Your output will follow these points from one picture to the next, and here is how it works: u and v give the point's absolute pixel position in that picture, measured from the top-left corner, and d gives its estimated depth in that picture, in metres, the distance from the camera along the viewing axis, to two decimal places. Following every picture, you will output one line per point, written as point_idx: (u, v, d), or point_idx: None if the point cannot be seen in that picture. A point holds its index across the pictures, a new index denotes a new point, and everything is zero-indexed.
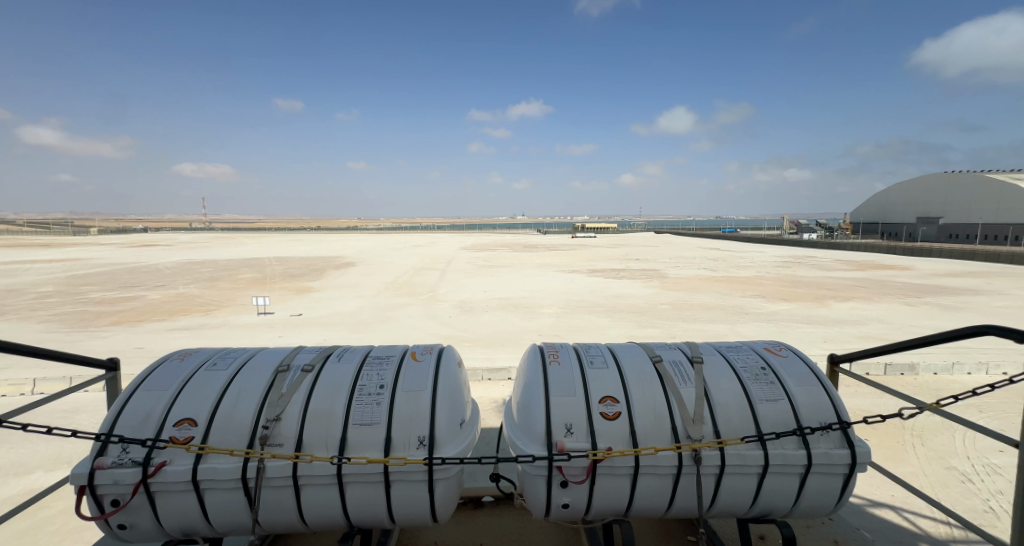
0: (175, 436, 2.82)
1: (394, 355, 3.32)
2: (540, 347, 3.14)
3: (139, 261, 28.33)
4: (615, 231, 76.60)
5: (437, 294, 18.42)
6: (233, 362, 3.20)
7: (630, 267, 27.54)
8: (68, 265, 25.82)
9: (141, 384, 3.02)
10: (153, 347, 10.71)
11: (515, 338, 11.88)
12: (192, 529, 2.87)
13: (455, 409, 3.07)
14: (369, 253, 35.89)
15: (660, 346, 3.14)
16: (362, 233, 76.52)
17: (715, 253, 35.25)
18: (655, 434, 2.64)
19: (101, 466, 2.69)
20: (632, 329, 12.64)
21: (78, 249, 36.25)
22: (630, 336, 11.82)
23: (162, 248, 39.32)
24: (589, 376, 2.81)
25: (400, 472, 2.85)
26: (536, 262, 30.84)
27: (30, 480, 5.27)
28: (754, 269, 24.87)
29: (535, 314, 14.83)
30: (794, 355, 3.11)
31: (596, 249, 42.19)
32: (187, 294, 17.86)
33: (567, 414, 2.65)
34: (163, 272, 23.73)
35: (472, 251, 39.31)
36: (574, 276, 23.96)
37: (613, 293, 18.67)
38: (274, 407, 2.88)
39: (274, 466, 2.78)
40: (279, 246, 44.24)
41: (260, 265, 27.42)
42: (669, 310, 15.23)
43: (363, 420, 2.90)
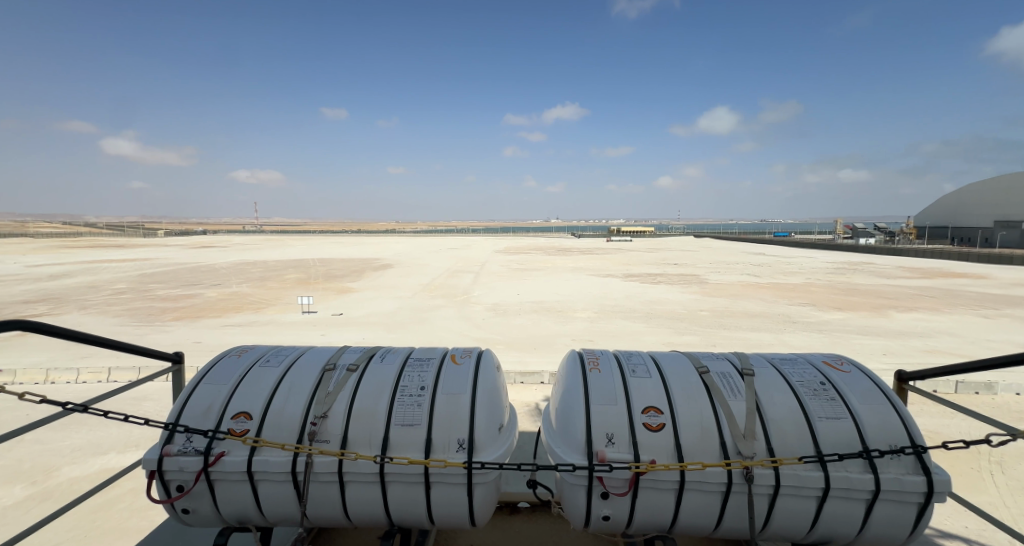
0: (232, 428, 2.99)
1: (435, 357, 3.38)
2: (579, 353, 3.09)
3: (198, 262, 30.49)
4: (652, 234, 74.90)
5: (471, 296, 18.66)
6: (285, 359, 3.36)
7: (668, 271, 26.81)
8: (138, 265, 28.19)
9: (203, 378, 3.22)
10: (210, 342, 11.46)
11: (548, 343, 11.80)
12: (246, 518, 3.03)
13: (494, 412, 3.09)
14: (406, 256, 36.88)
15: (707, 356, 3.02)
16: (400, 236, 78.98)
17: (760, 258, 33.66)
18: (701, 450, 2.53)
19: (169, 453, 2.90)
20: (670, 336, 12.28)
21: (148, 250, 39.79)
22: (668, 344, 11.47)
23: (218, 249, 42.39)
24: (631, 385, 2.74)
25: (441, 474, 2.89)
26: (570, 266, 30.65)
27: (105, 460, 5.77)
28: (803, 276, 23.56)
29: (569, 318, 14.69)
30: (857, 370, 2.90)
31: (632, 253, 41.29)
32: (240, 292, 19.05)
33: (607, 424, 2.59)
34: (219, 272, 25.45)
35: (506, 254, 39.55)
36: (610, 280, 23.60)
37: (649, 298, 18.20)
38: (322, 405, 3.00)
39: (322, 461, 2.89)
40: (323, 248, 46.32)
41: (304, 267, 28.74)
42: (710, 317, 14.68)
43: (405, 420, 2.97)
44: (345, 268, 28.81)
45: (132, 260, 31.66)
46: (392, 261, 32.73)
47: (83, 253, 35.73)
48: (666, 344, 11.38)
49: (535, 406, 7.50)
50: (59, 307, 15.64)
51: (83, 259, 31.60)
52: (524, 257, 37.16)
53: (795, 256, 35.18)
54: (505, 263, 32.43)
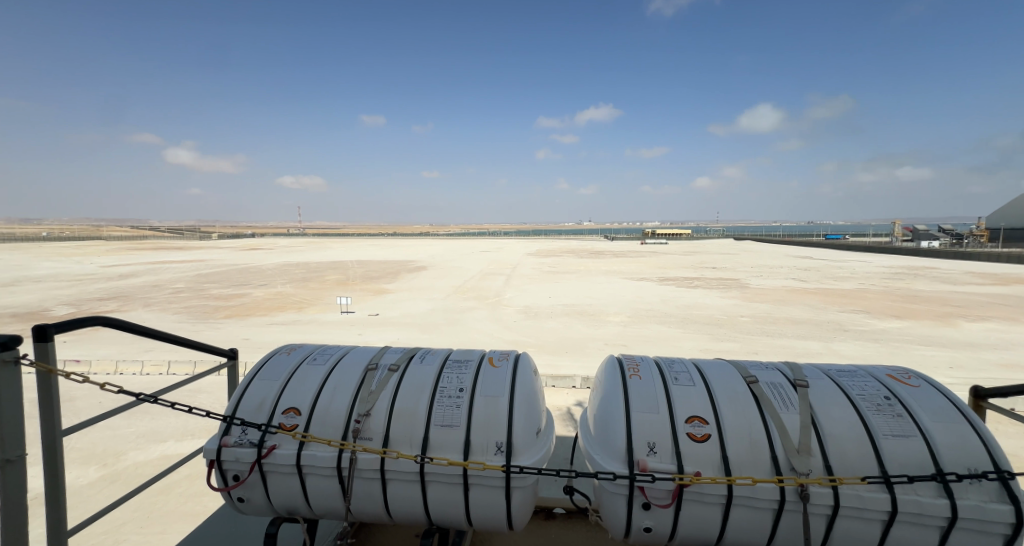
0: (283, 423, 3.14)
1: (473, 360, 3.41)
2: (619, 359, 3.04)
3: (248, 263, 32.39)
4: (690, 237, 72.75)
5: (503, 298, 18.78)
6: (330, 358, 3.49)
7: (706, 275, 25.95)
8: (195, 266, 30.31)
9: (257, 374, 3.40)
10: (257, 339, 12.11)
11: (580, 347, 11.70)
12: (295, 509, 3.17)
13: (532, 416, 3.09)
14: (440, 258, 37.63)
15: (756, 366, 2.89)
16: (435, 238, 80.62)
17: (808, 263, 31.90)
18: (750, 464, 2.42)
19: (226, 444, 3.08)
20: (708, 342, 11.87)
21: (204, 253, 42.68)
22: (705, 351, 11.07)
23: (266, 251, 44.83)
24: (674, 393, 2.66)
25: (479, 476, 2.91)
26: (603, 268, 30.27)
27: (165, 447, 6.22)
28: (856, 281, 22.12)
29: (601, 322, 14.49)
30: (927, 385, 2.69)
31: (669, 256, 40.21)
32: (285, 292, 20.07)
33: (649, 433, 2.52)
34: (266, 273, 26.92)
35: (538, 257, 39.51)
36: (644, 283, 23.10)
37: (686, 303, 17.64)
38: (365, 403, 3.10)
39: (365, 458, 2.99)
40: (361, 250, 48.05)
41: (343, 268, 29.80)
42: (751, 323, 14.08)
43: (444, 421, 3.01)
44: (381, 269, 29.69)
45: (189, 261, 34.00)
46: (427, 263, 33.48)
47: (147, 255, 38.78)
48: (703, 351, 11.00)
49: (567, 411, 7.46)
50: (126, 304, 17.00)
51: (147, 260, 34.26)
52: (556, 260, 37.06)
53: (846, 260, 33.12)
54: (537, 265, 32.42)
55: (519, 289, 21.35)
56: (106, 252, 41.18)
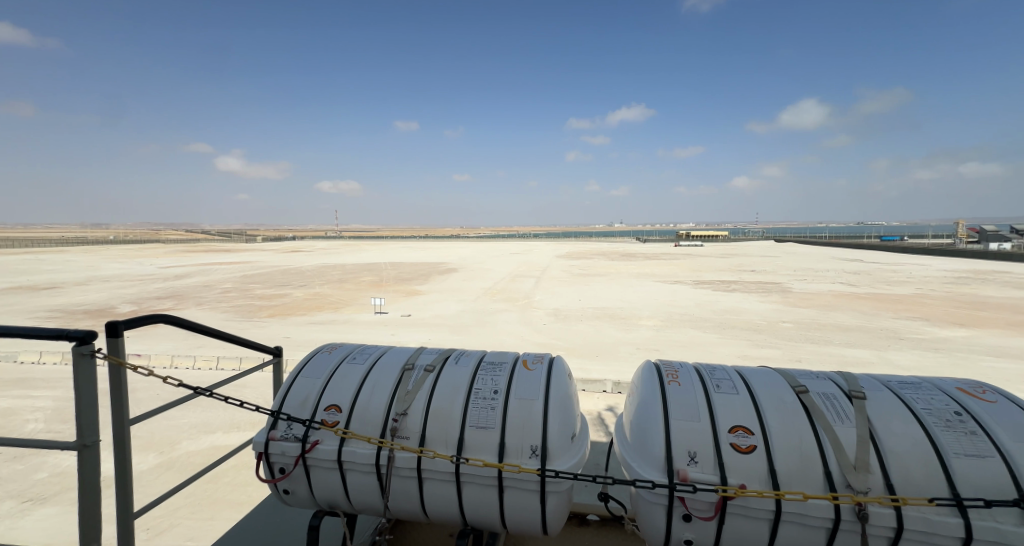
0: (325, 419, 3.24)
1: (507, 362, 3.41)
2: (656, 365, 2.96)
3: (288, 265, 33.92)
4: (727, 238, 70.26)
5: (532, 301, 18.80)
6: (369, 357, 3.60)
7: (744, 279, 24.98)
8: (241, 267, 32.03)
9: (300, 372, 3.53)
10: (297, 337, 12.63)
11: (611, 351, 11.51)
12: (336, 503, 3.27)
13: (566, 420, 3.07)
14: (471, 260, 38.04)
15: (805, 374, 2.75)
16: (465, 241, 81.73)
17: (858, 266, 30.04)
18: (800, 479, 2.31)
19: (274, 437, 3.22)
20: (746, 349, 11.41)
21: (249, 255, 45.06)
22: (743, 358, 10.64)
23: (305, 254, 46.77)
24: (716, 401, 2.56)
25: (514, 480, 2.91)
26: (634, 271, 29.73)
27: (214, 438, 6.58)
28: (912, 286, 20.63)
29: (633, 326, 14.19)
30: (1005, 400, 2.48)
31: (704, 259, 39.00)
32: (322, 293, 20.88)
33: (689, 441, 2.44)
34: (306, 274, 28.07)
35: (568, 260, 39.10)
36: (678, 287, 22.49)
37: (723, 307, 17.00)
38: (403, 402, 3.16)
39: (403, 457, 3.05)
40: (395, 252, 49.31)
41: (377, 270, 30.61)
42: (793, 329, 13.42)
43: (479, 422, 3.04)
44: (414, 271, 30.36)
45: (235, 263, 35.92)
46: (457, 265, 33.94)
47: (198, 257, 41.24)
48: (741, 358, 10.57)
49: (597, 416, 7.38)
50: (180, 303, 18.14)
51: (198, 261, 36.47)
52: (587, 262, 36.66)
53: (901, 263, 30.98)
54: (567, 268, 32.20)
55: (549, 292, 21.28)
56: (161, 255, 44.12)
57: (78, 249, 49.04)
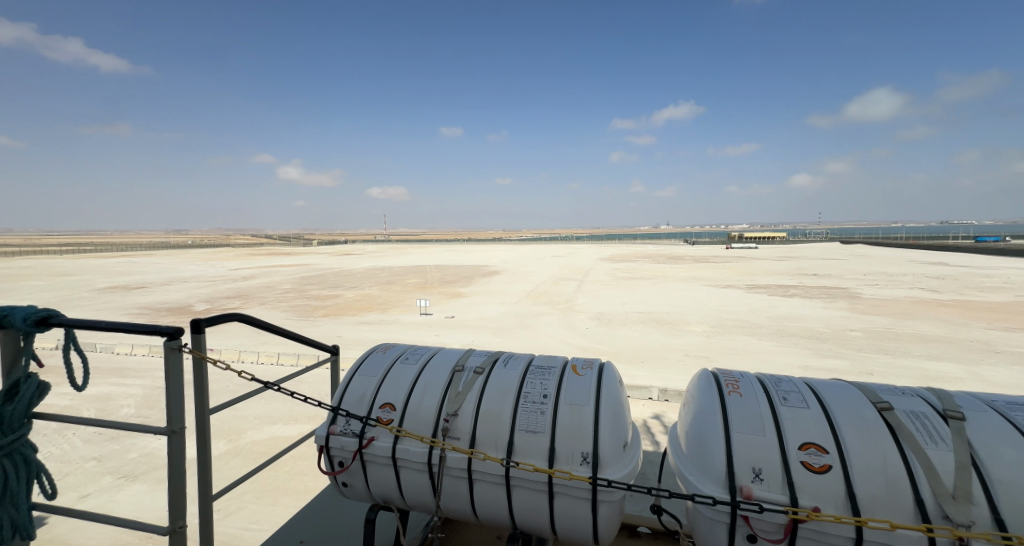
0: (380, 416, 3.35)
1: (556, 366, 3.38)
2: (714, 374, 2.81)
3: (341, 267, 35.79)
4: (785, 240, 65.96)
5: (575, 304, 18.59)
6: (421, 357, 3.69)
7: (805, 283, 23.34)
8: (299, 269, 34.15)
9: (357, 370, 3.66)
10: (349, 336, 13.26)
11: (657, 357, 11.11)
12: (390, 498, 3.37)
13: (618, 429, 2.99)
14: (513, 263, 38.21)
15: (888, 390, 2.51)
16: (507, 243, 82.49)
17: (941, 270, 27.12)
18: (885, 506, 2.10)
19: (333, 432, 3.38)
20: (807, 359, 10.63)
21: (306, 258, 47.94)
22: (804, 369, 9.92)
23: (356, 257, 49.07)
24: (783, 415, 2.39)
25: (565, 486, 2.88)
26: (682, 274, 28.63)
27: (275, 429, 7.02)
28: (1008, 293, 18.35)
29: (681, 331, 13.64)
30: None
31: (759, 261, 36.84)
32: (372, 295, 21.75)
33: (753, 456, 2.30)
34: (357, 276, 29.46)
35: (611, 262, 38.27)
36: (729, 291, 21.40)
37: (781, 314, 15.96)
38: (453, 403, 3.21)
39: (454, 457, 3.09)
40: (439, 255, 50.56)
41: (422, 272, 31.56)
42: (862, 339, 12.35)
43: (528, 426, 3.02)
44: (457, 273, 31.02)
45: (294, 265, 38.41)
46: (500, 268, 34.31)
47: (261, 260, 44.49)
48: (801, 369, 9.86)
49: (643, 424, 7.17)
50: (247, 302, 19.57)
51: (261, 264, 39.35)
52: (631, 265, 35.81)
53: (993, 267, 27.62)
54: (610, 271, 31.60)
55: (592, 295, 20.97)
56: (230, 257, 48.05)
57: (162, 252, 54.53)
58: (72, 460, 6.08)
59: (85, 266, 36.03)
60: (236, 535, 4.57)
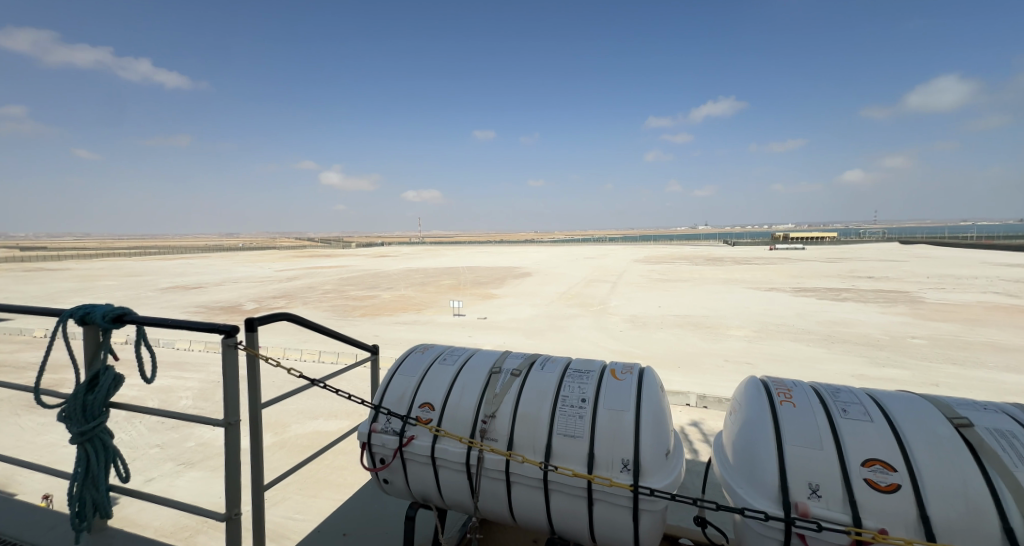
0: (420, 416, 3.40)
1: (594, 370, 3.31)
2: (764, 382, 2.66)
3: (378, 269, 36.87)
4: (836, 240, 62.16)
5: (609, 306, 18.27)
6: (458, 359, 3.71)
7: (858, 286, 21.88)
8: (339, 270, 35.49)
9: (397, 370, 3.73)
10: (386, 336, 13.62)
11: (696, 362, 10.72)
12: (428, 497, 3.41)
13: (660, 437, 2.90)
14: (546, 264, 38.07)
15: (965, 405, 2.30)
16: (540, 244, 82.38)
17: (1018, 273, 24.66)
18: (964, 533, 1.92)
19: (375, 430, 3.45)
20: (861, 367, 9.94)
21: (346, 260, 49.67)
22: (858, 378, 9.29)
23: (392, 258, 50.48)
24: (843, 428, 2.23)
25: (605, 493, 2.81)
26: (722, 276, 27.58)
27: (316, 424, 7.30)
28: None
29: (721, 335, 13.11)
30: None
31: (806, 263, 34.92)
32: (408, 295, 22.27)
33: (809, 470, 2.15)
34: (393, 277, 30.24)
35: (646, 264, 37.32)
36: (773, 294, 20.39)
37: (831, 318, 15.03)
38: (491, 405, 3.22)
39: (492, 459, 3.09)
40: (472, 256, 51.06)
41: (456, 274, 32.00)
42: (924, 346, 11.43)
43: (567, 430, 2.97)
44: (490, 274, 31.32)
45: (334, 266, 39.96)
46: (532, 269, 34.26)
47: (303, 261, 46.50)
48: (855, 378, 9.23)
49: (681, 431, 6.94)
50: (291, 302, 20.49)
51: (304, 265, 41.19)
52: (667, 266, 34.87)
53: None
54: (646, 273, 30.85)
55: (626, 297, 20.53)
56: (275, 259, 50.64)
57: (215, 254, 58.25)
58: (139, 446, 6.56)
59: (150, 267, 39.03)
60: (282, 523, 4.78)
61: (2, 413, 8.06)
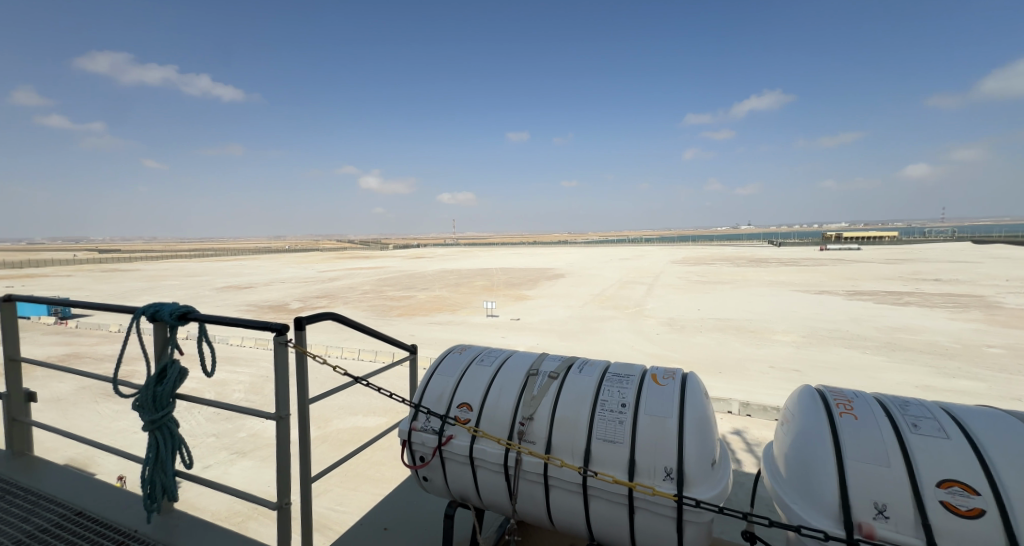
0: (458, 416, 3.42)
1: (635, 374, 3.22)
2: (820, 391, 2.49)
3: (414, 270, 37.76)
4: (897, 240, 57.81)
5: (644, 308, 17.85)
6: (496, 360, 3.71)
7: (923, 290, 20.21)
8: (376, 271, 36.63)
9: (436, 370, 3.77)
10: (422, 335, 13.90)
11: (738, 368, 10.25)
12: (467, 496, 3.43)
13: (706, 446, 2.78)
14: (580, 266, 37.58)
15: None
16: (573, 246, 81.66)
17: None
18: None
19: (415, 428, 3.51)
20: (925, 378, 9.17)
21: (384, 261, 51.15)
22: (922, 389, 8.57)
23: (428, 260, 51.63)
24: (914, 444, 2.04)
25: (646, 501, 2.72)
26: (766, 279, 26.30)
27: (356, 419, 7.54)
28: None
29: (766, 340, 12.49)
30: None
31: (861, 264, 32.62)
32: (442, 296, 22.64)
33: (875, 488, 1.99)
34: (428, 278, 30.89)
35: (685, 266, 36.11)
36: (824, 297, 19.20)
37: (889, 324, 13.98)
38: (529, 407, 3.19)
39: (530, 461, 3.05)
40: (505, 258, 51.30)
41: (490, 275, 32.28)
42: (1001, 357, 10.40)
43: (607, 436, 2.90)
44: (523, 276, 31.34)
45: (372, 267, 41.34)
46: (566, 270, 34.01)
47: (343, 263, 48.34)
48: (919, 389, 8.53)
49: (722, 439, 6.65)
50: (332, 301, 21.31)
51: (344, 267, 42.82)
52: (706, 268, 33.61)
53: None
54: (684, 275, 29.91)
55: (662, 299, 19.99)
56: (317, 260, 52.88)
57: (264, 256, 61.62)
58: (197, 435, 7.02)
59: (207, 268, 41.80)
60: (324, 514, 4.96)
61: (82, 400, 8.86)
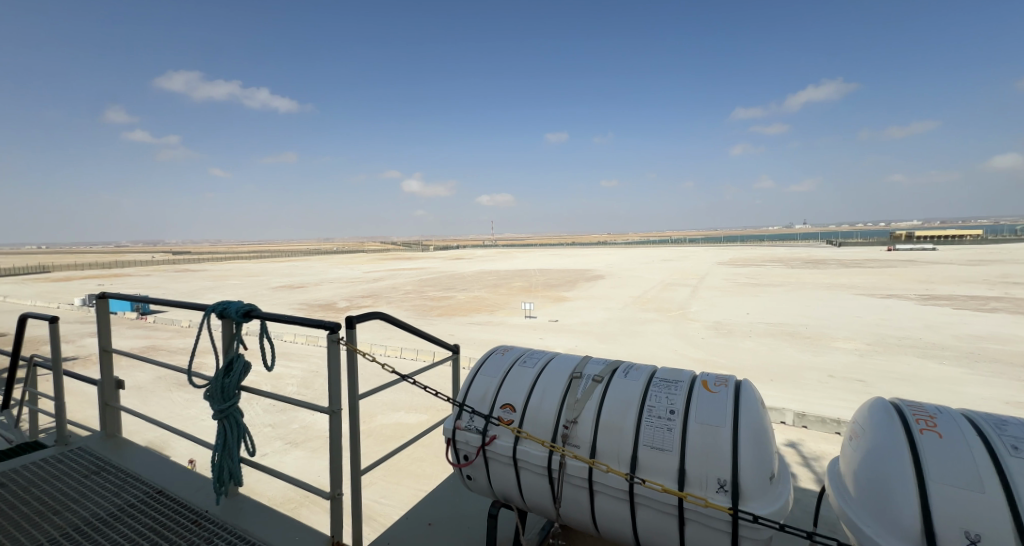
0: (501, 416, 3.42)
1: (683, 380, 3.08)
2: (896, 406, 2.26)
3: (454, 271, 38.46)
4: (980, 240, 52.30)
5: (688, 311, 17.21)
6: (538, 361, 3.68)
7: (1011, 294, 18.13)
8: (418, 272, 37.63)
9: (479, 370, 3.79)
10: (461, 335, 14.10)
11: (792, 376, 9.62)
12: (510, 497, 3.42)
13: (763, 459, 2.62)
14: (620, 267, 36.90)
15: None
16: (613, 246, 80.30)
17: None
18: None
19: (459, 426, 3.53)
20: (1013, 393, 8.21)
21: (425, 261, 52.50)
22: (1009, 406, 7.68)
23: (467, 261, 52.42)
24: (1014, 469, 1.79)
25: (698, 513, 2.59)
26: (824, 281, 24.60)
27: (398, 416, 7.76)
28: None
29: (823, 347, 11.66)
30: None
31: (935, 266, 29.77)
32: (482, 296, 22.91)
33: (965, 515, 1.77)
34: (468, 279, 31.39)
35: (732, 267, 34.48)
36: (890, 302, 17.71)
37: (969, 332, 12.65)
38: (573, 410, 3.13)
39: (574, 465, 2.99)
40: (543, 259, 51.23)
41: (529, 276, 32.29)
42: None
43: (655, 443, 2.79)
44: (562, 276, 31.10)
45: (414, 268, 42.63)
46: (606, 272, 33.41)
47: None
48: (1006, 405, 7.65)
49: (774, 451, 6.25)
50: (376, 301, 22.06)
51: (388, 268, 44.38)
52: (756, 270, 31.94)
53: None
54: (731, 276, 28.54)
55: (708, 302, 19.17)
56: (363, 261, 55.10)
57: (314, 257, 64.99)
58: (255, 424, 7.48)
59: (265, 268, 44.66)
60: (370, 505, 5.14)
61: (157, 388, 9.68)
